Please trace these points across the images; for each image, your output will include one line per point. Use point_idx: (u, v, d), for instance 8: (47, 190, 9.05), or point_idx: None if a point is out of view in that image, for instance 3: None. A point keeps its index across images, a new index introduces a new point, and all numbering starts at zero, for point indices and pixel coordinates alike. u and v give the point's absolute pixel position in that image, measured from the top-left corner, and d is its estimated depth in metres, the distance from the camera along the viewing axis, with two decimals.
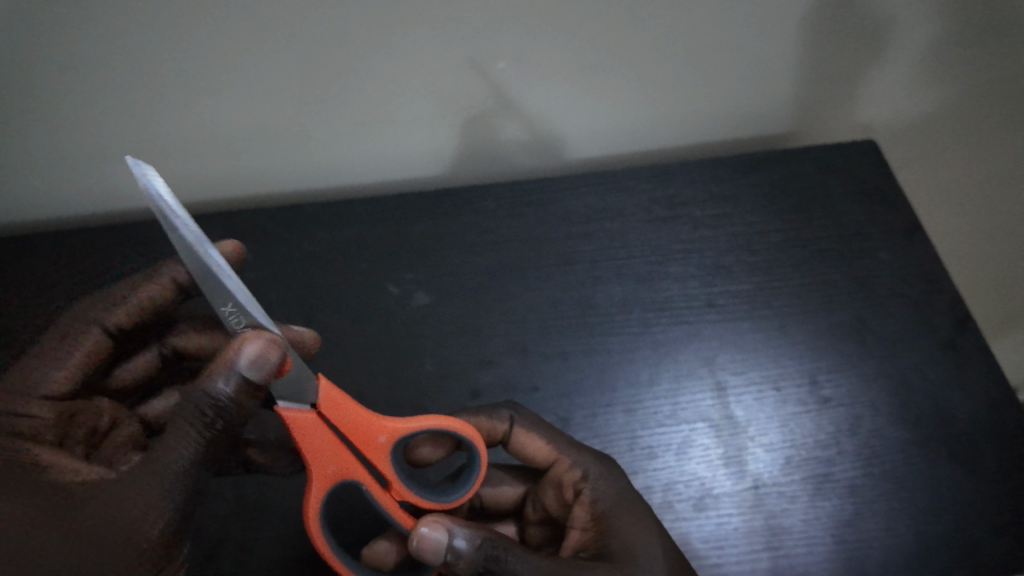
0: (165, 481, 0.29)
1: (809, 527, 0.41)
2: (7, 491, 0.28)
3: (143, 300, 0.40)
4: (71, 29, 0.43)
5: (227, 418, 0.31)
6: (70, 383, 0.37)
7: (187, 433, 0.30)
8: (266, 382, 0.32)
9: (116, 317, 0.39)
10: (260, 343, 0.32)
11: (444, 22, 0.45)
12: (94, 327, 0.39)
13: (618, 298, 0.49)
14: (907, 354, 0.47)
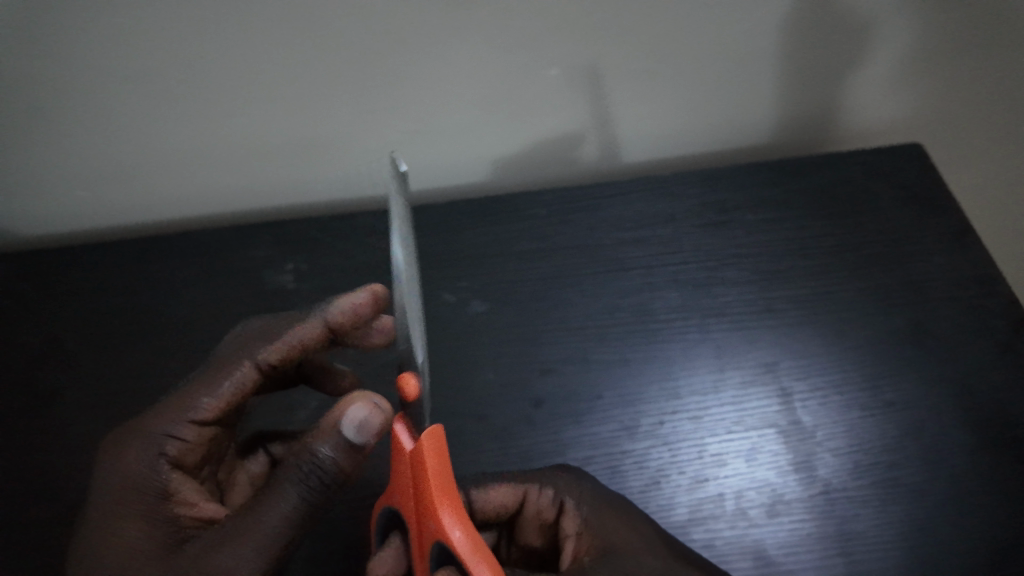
0: (262, 539, 0.31)
1: (881, 532, 0.41)
2: (144, 523, 0.32)
3: (298, 342, 0.39)
4: (133, 36, 0.43)
5: (328, 480, 0.33)
6: (217, 414, 0.36)
7: (293, 485, 0.32)
8: (368, 445, 0.34)
9: (269, 353, 0.38)
10: (367, 408, 0.33)
11: (500, 29, 0.45)
12: (249, 362, 0.37)
13: (675, 304, 0.49)
14: (966, 357, 0.47)
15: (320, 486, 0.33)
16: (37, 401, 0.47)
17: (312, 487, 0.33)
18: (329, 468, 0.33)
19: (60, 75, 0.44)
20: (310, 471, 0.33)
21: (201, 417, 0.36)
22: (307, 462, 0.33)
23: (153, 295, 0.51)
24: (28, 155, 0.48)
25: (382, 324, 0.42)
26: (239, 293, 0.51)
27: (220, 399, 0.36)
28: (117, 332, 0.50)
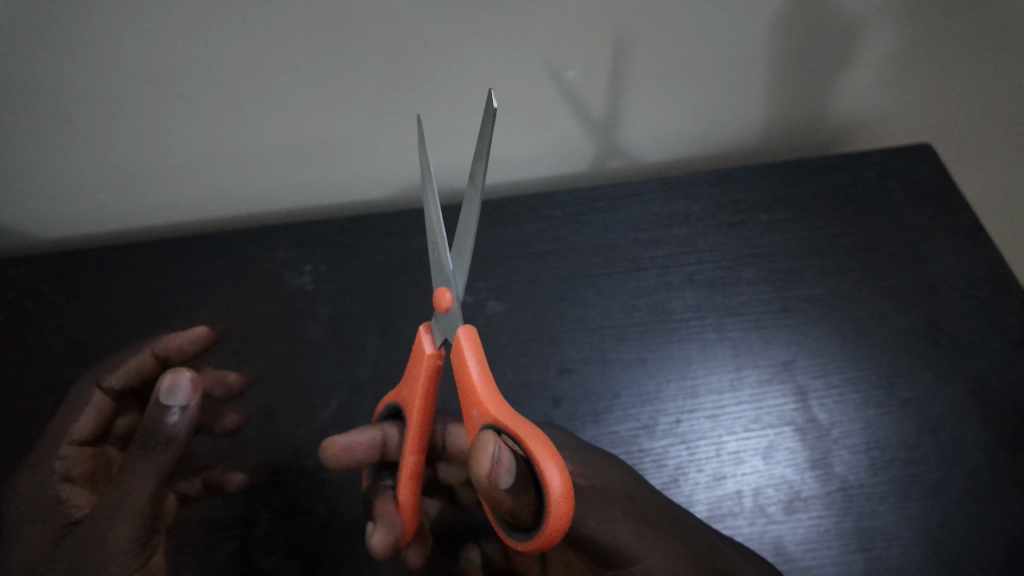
0: (119, 500, 0.33)
1: (899, 528, 0.42)
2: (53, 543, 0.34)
3: (133, 368, 0.43)
4: (157, 43, 0.43)
5: (155, 439, 0.34)
6: (91, 429, 0.41)
7: (145, 457, 0.34)
8: (190, 400, 0.35)
9: (111, 378, 0.42)
10: (167, 376, 0.34)
11: (518, 31, 0.46)
12: (96, 388, 0.42)
13: (692, 304, 0.50)
14: (981, 355, 0.47)
15: (168, 449, 0.35)
16: (61, 402, 0.47)
17: (153, 453, 0.34)
18: (166, 434, 0.34)
19: (83, 80, 0.45)
20: (150, 442, 0.34)
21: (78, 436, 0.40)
22: (144, 434, 0.34)
23: (174, 297, 0.51)
24: (51, 156, 0.49)
25: (219, 372, 0.47)
26: (259, 294, 0.51)
27: (86, 421, 0.41)
28: (138, 333, 0.50)
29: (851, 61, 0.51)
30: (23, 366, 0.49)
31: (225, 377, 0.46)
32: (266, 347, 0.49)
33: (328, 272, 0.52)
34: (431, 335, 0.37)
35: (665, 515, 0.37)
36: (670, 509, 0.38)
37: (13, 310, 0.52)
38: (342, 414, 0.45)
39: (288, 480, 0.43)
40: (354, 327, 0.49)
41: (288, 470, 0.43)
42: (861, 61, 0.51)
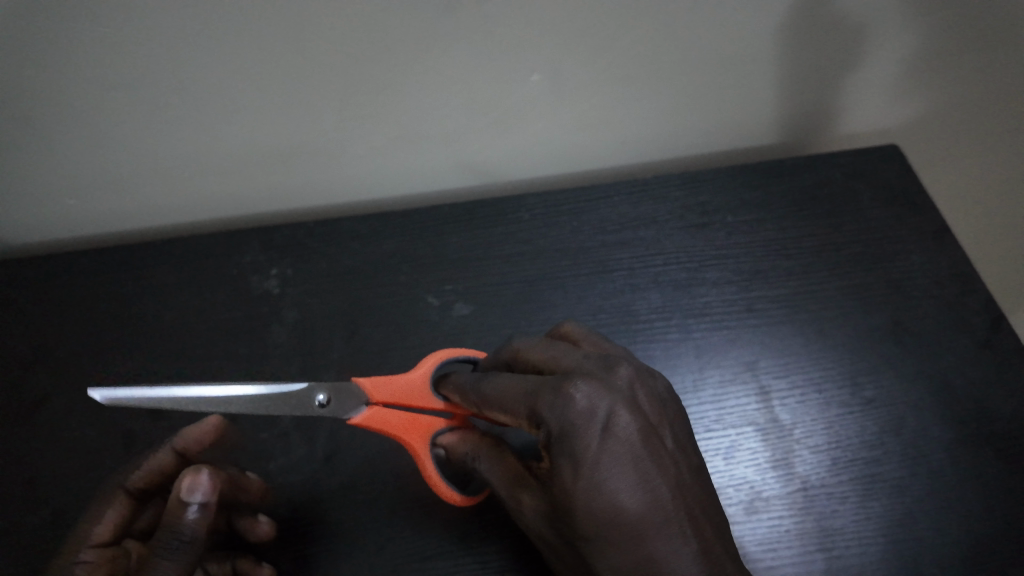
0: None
1: (861, 528, 0.42)
2: None
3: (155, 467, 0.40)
4: (123, 50, 0.43)
5: (183, 538, 0.34)
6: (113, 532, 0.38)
7: (168, 557, 0.33)
8: (211, 497, 0.35)
9: (135, 479, 0.40)
10: (187, 473, 0.35)
11: (487, 38, 0.45)
12: (120, 490, 0.39)
13: (658, 305, 0.50)
14: (945, 355, 0.48)
15: (189, 549, 0.34)
16: (27, 408, 0.47)
17: (177, 555, 0.33)
18: (188, 534, 0.34)
19: (49, 87, 0.44)
20: (173, 544, 0.33)
21: (99, 539, 0.37)
22: (164, 536, 0.34)
23: (142, 301, 0.51)
24: (17, 162, 0.49)
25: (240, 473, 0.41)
26: (227, 298, 0.51)
27: (109, 523, 0.38)
28: (106, 338, 0.50)
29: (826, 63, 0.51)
30: None
31: (246, 483, 0.40)
32: (233, 351, 0.49)
33: (296, 275, 0.52)
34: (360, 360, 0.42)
35: (633, 563, 0.31)
36: (650, 553, 0.31)
37: None
38: (306, 417, 0.45)
39: None
40: (321, 331, 0.49)
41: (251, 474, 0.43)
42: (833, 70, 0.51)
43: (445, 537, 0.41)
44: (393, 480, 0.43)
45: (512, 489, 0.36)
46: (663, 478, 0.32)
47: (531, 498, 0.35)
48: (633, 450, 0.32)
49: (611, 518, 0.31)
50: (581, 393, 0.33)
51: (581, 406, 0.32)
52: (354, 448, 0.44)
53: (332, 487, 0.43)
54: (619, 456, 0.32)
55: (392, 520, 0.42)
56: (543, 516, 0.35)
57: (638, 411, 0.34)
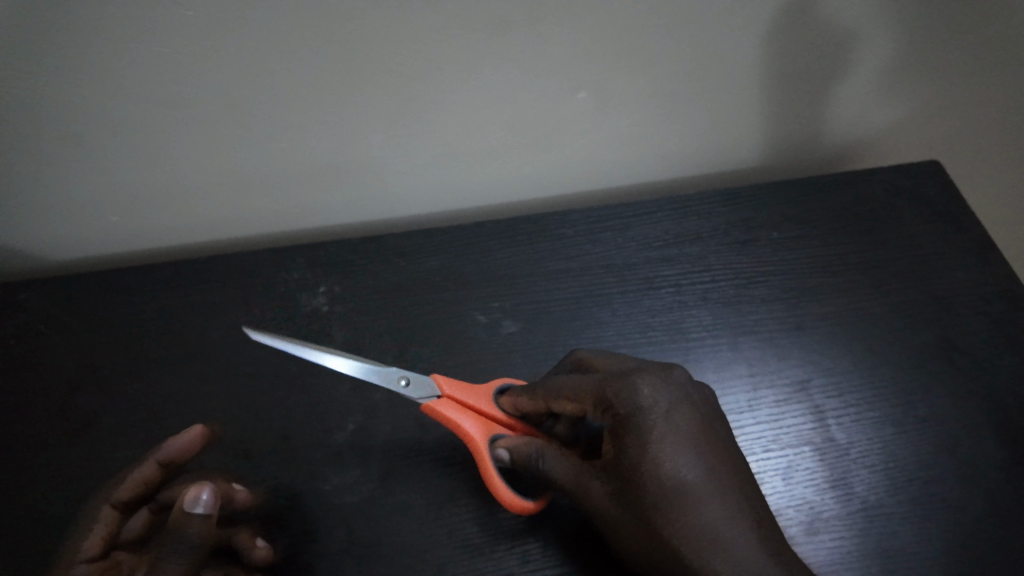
0: None
1: (922, 549, 0.41)
2: None
3: (137, 479, 0.41)
4: (176, 70, 0.42)
5: (187, 544, 0.33)
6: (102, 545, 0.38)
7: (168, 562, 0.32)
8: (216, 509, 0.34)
9: (120, 492, 0.41)
10: (196, 484, 0.34)
11: (533, 57, 0.46)
12: (104, 504, 0.40)
13: (707, 323, 0.50)
14: (996, 371, 0.48)
15: (194, 556, 0.33)
16: (74, 427, 0.47)
17: (180, 560, 0.32)
18: (193, 540, 0.33)
19: (100, 104, 0.44)
20: (176, 549, 0.33)
21: (89, 554, 0.38)
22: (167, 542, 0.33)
23: (189, 318, 0.51)
24: (65, 179, 0.49)
25: (226, 485, 0.41)
26: (274, 315, 0.51)
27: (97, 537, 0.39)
28: (153, 356, 0.50)
29: (871, 72, 0.51)
30: (36, 389, 0.49)
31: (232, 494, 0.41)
32: (283, 369, 0.49)
33: (341, 292, 0.52)
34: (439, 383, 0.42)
35: (704, 531, 0.33)
36: (715, 521, 0.33)
37: (26, 331, 0.51)
38: (359, 436, 0.45)
39: (306, 506, 0.42)
40: (369, 349, 0.49)
41: (304, 495, 0.43)
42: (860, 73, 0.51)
43: (505, 560, 0.40)
44: (450, 502, 0.42)
45: (579, 480, 0.37)
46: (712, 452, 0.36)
47: (597, 486, 0.37)
48: (692, 434, 0.36)
49: (684, 482, 0.34)
50: (647, 385, 0.37)
51: (649, 396, 0.36)
52: (411, 467, 0.44)
53: (388, 508, 0.42)
54: (679, 437, 0.35)
55: (451, 543, 0.41)
56: (609, 504, 0.36)
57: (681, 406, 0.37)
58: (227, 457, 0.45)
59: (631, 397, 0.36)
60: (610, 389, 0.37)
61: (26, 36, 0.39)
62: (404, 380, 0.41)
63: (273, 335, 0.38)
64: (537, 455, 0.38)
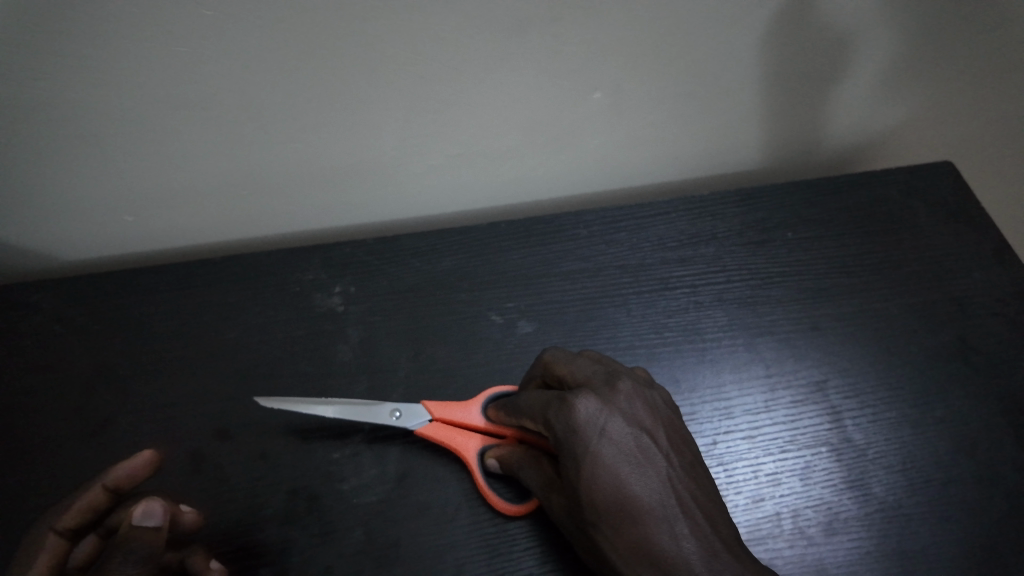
0: None
1: (942, 550, 0.41)
2: None
3: (86, 504, 0.36)
4: (193, 71, 0.42)
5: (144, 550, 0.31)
6: None
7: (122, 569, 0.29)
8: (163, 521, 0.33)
9: (64, 518, 0.35)
10: (145, 501, 0.33)
11: (549, 57, 0.46)
12: (48, 532, 0.35)
13: (723, 323, 0.50)
14: (1013, 372, 0.47)
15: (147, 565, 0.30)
16: (91, 428, 0.47)
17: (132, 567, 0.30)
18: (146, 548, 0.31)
19: (116, 105, 0.44)
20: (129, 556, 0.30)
21: None
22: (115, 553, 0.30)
23: (204, 319, 0.51)
24: (81, 179, 0.49)
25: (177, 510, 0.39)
26: (290, 316, 0.51)
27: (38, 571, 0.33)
28: (169, 357, 0.50)
29: (887, 73, 0.51)
30: (52, 389, 0.49)
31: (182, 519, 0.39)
32: (299, 370, 0.48)
33: (357, 292, 0.52)
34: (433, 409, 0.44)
35: (639, 553, 0.33)
36: (649, 543, 0.33)
37: (42, 332, 0.51)
38: (375, 437, 0.45)
39: (323, 506, 0.42)
40: (385, 350, 0.49)
41: (322, 496, 0.43)
42: (880, 73, 0.51)
43: (524, 561, 0.40)
44: (468, 503, 0.42)
45: (543, 493, 0.39)
46: (653, 471, 0.35)
47: (556, 500, 0.38)
48: (626, 451, 0.35)
49: (614, 504, 0.33)
50: (583, 405, 0.35)
51: (582, 414, 0.35)
52: (427, 468, 0.44)
53: (406, 509, 0.42)
54: (610, 457, 0.34)
55: (469, 544, 0.41)
56: (567, 517, 0.37)
57: (619, 424, 0.35)
58: (245, 458, 0.45)
59: (563, 419, 0.36)
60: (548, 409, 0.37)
61: (44, 37, 0.39)
62: (395, 412, 0.43)
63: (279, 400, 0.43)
64: (517, 466, 0.40)
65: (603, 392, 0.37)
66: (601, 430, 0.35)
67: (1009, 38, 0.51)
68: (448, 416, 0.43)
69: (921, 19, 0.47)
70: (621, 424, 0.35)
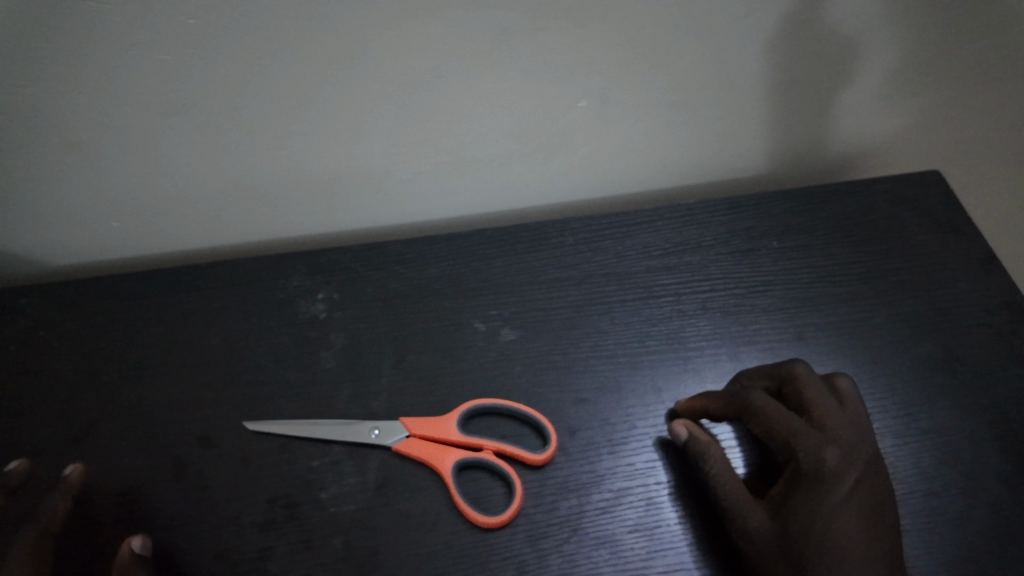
0: None
1: (926, 562, 0.41)
2: None
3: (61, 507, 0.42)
4: (178, 77, 0.43)
5: None
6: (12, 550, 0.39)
7: None
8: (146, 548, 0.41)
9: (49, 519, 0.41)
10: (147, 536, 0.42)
11: (532, 63, 0.45)
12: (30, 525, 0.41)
13: (707, 332, 0.49)
14: (998, 384, 0.47)
15: None
16: (73, 433, 0.47)
17: None
18: None
19: (98, 110, 0.44)
20: None
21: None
22: None
23: (189, 325, 0.51)
24: (65, 185, 0.49)
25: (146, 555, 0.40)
26: (275, 323, 0.51)
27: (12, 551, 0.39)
28: (153, 363, 0.50)
29: (872, 83, 0.51)
30: (35, 394, 0.49)
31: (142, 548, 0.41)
32: (282, 377, 0.49)
33: (342, 299, 0.52)
34: (410, 427, 0.45)
35: None
36: None
37: (25, 337, 0.51)
38: (356, 444, 0.45)
39: (304, 514, 0.42)
40: (368, 357, 0.49)
41: (303, 503, 0.43)
42: (867, 80, 0.51)
43: (502, 572, 0.40)
44: (448, 511, 0.42)
45: (743, 500, 0.38)
46: (878, 531, 0.36)
47: (761, 515, 0.37)
48: (868, 506, 0.36)
49: (841, 544, 0.35)
50: (835, 450, 0.38)
51: (837, 458, 0.37)
52: (408, 477, 0.44)
53: (386, 518, 0.42)
54: (860, 509, 0.36)
55: (448, 553, 0.41)
56: (769, 532, 0.36)
57: (861, 482, 0.37)
58: (226, 465, 0.45)
59: (817, 449, 0.37)
60: (801, 432, 0.38)
61: (21, 38, 0.39)
62: (375, 430, 0.44)
63: (266, 423, 0.46)
64: (706, 455, 0.40)
65: (853, 445, 0.38)
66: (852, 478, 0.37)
67: (998, 45, 0.50)
68: (424, 433, 0.44)
69: (908, 26, 0.47)
70: (868, 488, 0.37)
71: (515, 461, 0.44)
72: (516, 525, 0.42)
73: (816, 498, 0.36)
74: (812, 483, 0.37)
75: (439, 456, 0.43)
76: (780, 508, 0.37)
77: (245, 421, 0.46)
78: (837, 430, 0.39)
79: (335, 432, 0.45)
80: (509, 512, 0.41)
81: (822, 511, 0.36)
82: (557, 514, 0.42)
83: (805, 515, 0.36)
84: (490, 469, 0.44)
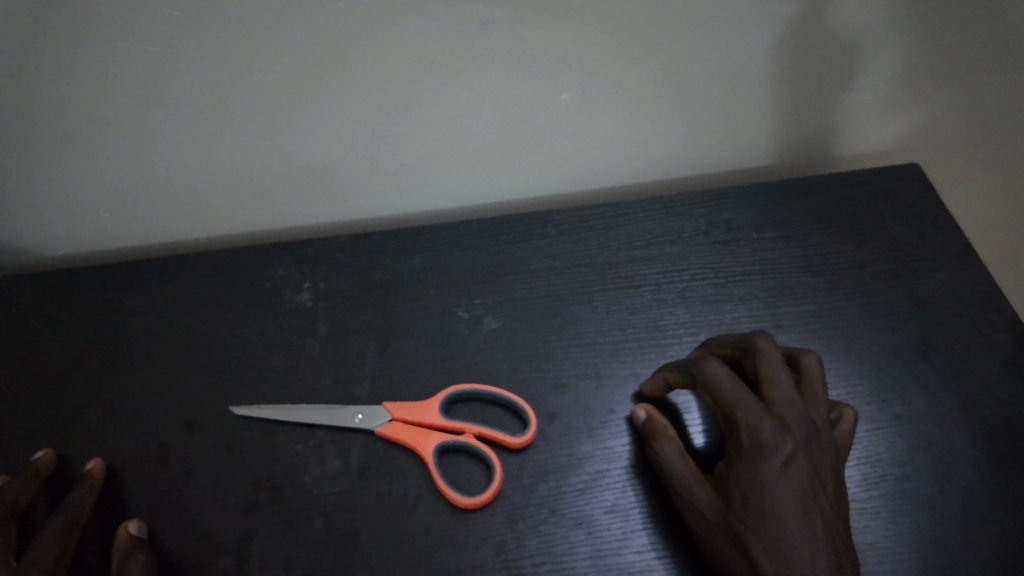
0: None
1: (893, 543, 0.41)
2: None
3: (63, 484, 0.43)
4: (166, 70, 0.44)
5: None
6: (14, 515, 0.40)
7: None
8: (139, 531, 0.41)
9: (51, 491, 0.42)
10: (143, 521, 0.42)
11: (513, 58, 0.46)
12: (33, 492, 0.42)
13: (686, 320, 0.50)
14: (971, 372, 0.48)
15: None
16: (60, 419, 0.47)
17: None
18: None
19: (87, 103, 0.45)
20: None
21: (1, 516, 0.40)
22: None
23: (177, 314, 0.52)
24: (55, 176, 0.50)
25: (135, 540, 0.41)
26: (261, 312, 0.52)
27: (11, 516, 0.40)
28: (140, 351, 0.51)
29: (848, 79, 0.52)
30: (24, 381, 0.49)
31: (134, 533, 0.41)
32: (267, 364, 0.49)
33: (328, 288, 0.53)
34: (392, 412, 0.45)
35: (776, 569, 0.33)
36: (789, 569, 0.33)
37: (15, 326, 0.52)
38: (339, 429, 0.46)
39: (286, 496, 0.43)
40: (352, 345, 0.50)
41: (286, 486, 0.44)
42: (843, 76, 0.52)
43: (479, 551, 0.41)
44: (428, 494, 0.43)
45: (690, 480, 0.38)
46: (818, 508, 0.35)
47: (706, 494, 0.37)
48: (802, 480, 0.35)
49: (769, 520, 0.34)
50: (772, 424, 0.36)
51: (772, 431, 0.36)
52: (389, 460, 0.44)
53: (367, 500, 0.43)
54: (795, 486, 0.35)
55: (427, 534, 0.42)
56: (712, 510, 0.37)
57: (800, 458, 0.36)
58: (211, 449, 0.45)
59: (753, 424, 0.36)
60: (739, 406, 0.37)
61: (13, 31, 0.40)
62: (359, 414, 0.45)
63: (252, 408, 0.46)
64: (661, 439, 0.41)
65: (792, 418, 0.37)
66: (785, 452, 0.35)
67: (973, 42, 0.51)
68: (405, 417, 0.45)
69: (882, 22, 0.48)
70: (804, 460, 0.36)
71: (495, 444, 0.45)
72: (494, 507, 0.42)
73: (749, 471, 0.36)
74: (747, 460, 0.36)
75: (420, 438, 0.44)
76: (722, 486, 0.37)
77: (230, 407, 0.47)
78: (778, 404, 0.38)
79: (320, 416, 0.46)
80: (488, 493, 0.42)
81: (755, 489, 0.35)
82: (535, 497, 0.42)
83: (740, 493, 0.35)
84: (470, 452, 0.45)
